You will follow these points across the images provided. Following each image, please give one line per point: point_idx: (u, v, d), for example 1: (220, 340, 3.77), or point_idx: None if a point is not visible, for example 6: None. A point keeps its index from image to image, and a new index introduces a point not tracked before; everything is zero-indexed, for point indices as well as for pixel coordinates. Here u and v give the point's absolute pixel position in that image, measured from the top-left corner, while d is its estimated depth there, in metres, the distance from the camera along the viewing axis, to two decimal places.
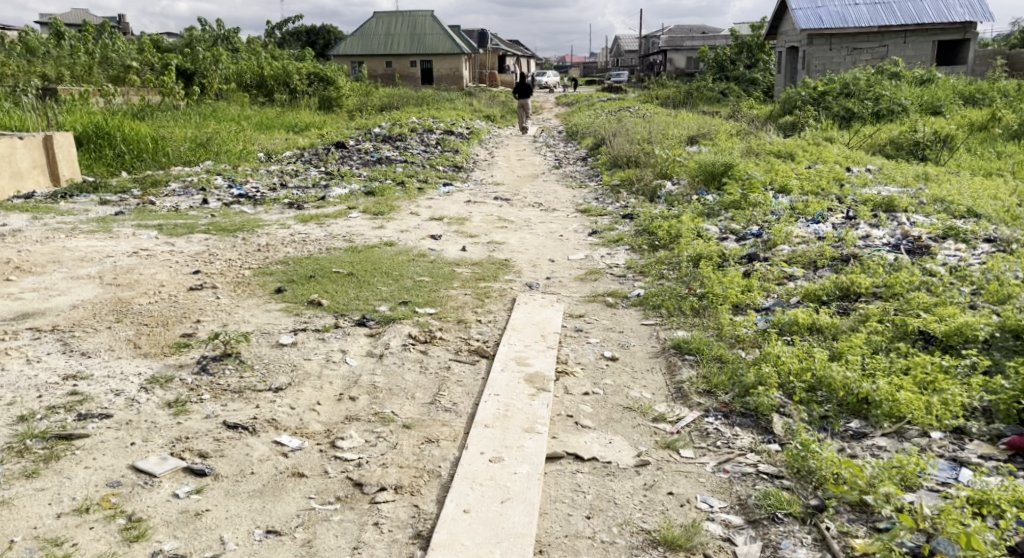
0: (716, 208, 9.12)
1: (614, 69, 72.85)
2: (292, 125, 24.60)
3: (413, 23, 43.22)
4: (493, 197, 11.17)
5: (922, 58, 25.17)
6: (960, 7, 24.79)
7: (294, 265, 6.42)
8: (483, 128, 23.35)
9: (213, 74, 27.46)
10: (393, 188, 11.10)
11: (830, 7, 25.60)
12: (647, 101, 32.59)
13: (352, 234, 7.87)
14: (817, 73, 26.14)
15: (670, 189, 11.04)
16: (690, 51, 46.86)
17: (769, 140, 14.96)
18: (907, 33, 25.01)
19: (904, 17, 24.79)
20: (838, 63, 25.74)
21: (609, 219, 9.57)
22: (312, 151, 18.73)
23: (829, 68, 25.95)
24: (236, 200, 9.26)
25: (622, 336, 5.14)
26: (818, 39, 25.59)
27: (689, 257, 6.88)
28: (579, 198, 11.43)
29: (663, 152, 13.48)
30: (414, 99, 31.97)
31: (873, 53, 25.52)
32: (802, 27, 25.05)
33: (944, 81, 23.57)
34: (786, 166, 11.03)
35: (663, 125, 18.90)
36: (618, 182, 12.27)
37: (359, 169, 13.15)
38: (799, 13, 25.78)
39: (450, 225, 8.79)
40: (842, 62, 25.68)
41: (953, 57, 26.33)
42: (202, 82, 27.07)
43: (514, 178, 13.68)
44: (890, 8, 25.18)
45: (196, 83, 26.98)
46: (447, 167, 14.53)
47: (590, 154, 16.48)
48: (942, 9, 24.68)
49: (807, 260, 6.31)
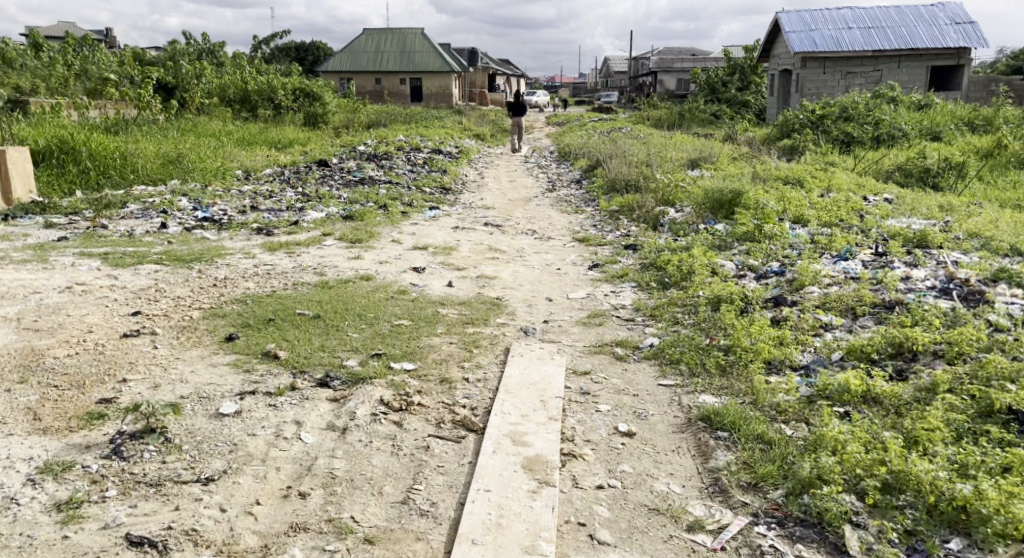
0: (728, 241, 8.31)
1: (604, 90, 72.52)
2: (274, 141, 23.77)
3: (402, 40, 42.58)
4: (482, 222, 10.37)
5: (916, 83, 24.72)
6: (955, 33, 24.43)
7: (252, 305, 5.55)
8: (472, 147, 22.59)
9: (194, 88, 26.62)
10: (375, 212, 10.29)
11: (823, 31, 25.05)
12: (639, 122, 31.95)
13: (324, 265, 7.04)
14: (810, 97, 25.32)
15: (673, 217, 10.25)
16: (680, 73, 46.38)
17: (771, 164, 14.22)
18: (901, 58, 24.59)
19: (897, 42, 24.36)
20: (832, 87, 25.11)
21: (610, 250, 8.77)
22: (293, 169, 17.91)
23: (823, 92, 25.17)
24: (199, 224, 8.44)
25: (637, 401, 4.31)
26: (811, 62, 24.92)
27: (705, 299, 6.06)
28: (575, 225, 10.63)
29: (663, 176, 12.70)
30: (403, 116, 31.23)
31: (867, 77, 24.98)
32: (797, 50, 24.43)
33: (943, 107, 23.05)
34: (797, 194, 10.29)
35: (660, 147, 18.21)
36: (616, 208, 11.47)
37: (339, 190, 12.32)
38: (792, 36, 25.12)
39: (434, 254, 7.98)
40: (835, 86, 25.06)
41: (945, 84, 25.92)
42: (184, 96, 26.24)
43: (505, 201, 12.88)
44: (884, 33, 24.75)
45: (177, 97, 26.16)
46: (434, 188, 13.71)
47: (584, 177, 15.72)
48: (935, 35, 24.34)
49: (843, 307, 5.49)
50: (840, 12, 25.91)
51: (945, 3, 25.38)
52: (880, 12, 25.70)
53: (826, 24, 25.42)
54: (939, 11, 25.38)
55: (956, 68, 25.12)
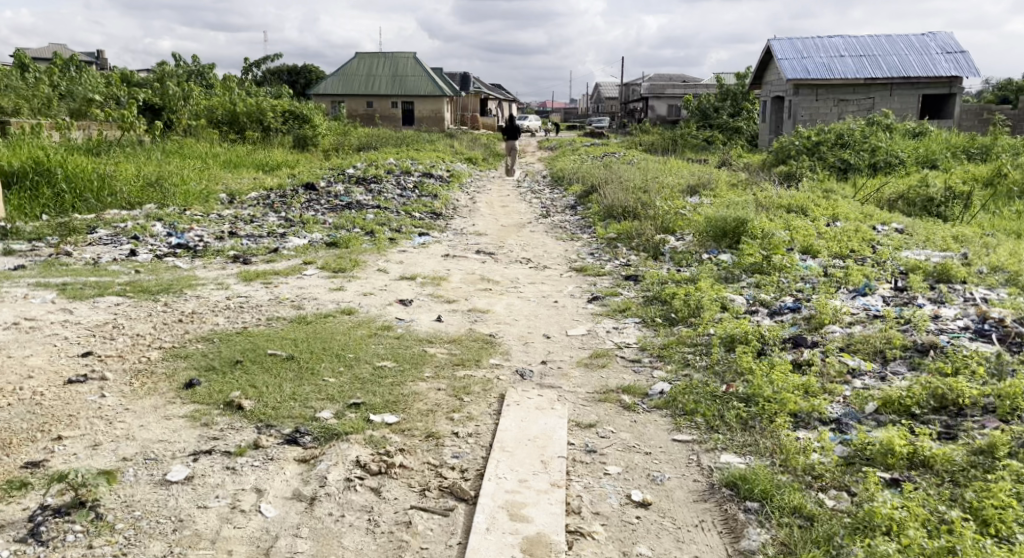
0: (735, 272, 7.85)
1: (594, 115, 72.50)
2: (262, 164, 23.26)
3: (395, 64, 42.34)
4: (473, 250, 9.89)
5: (908, 111, 24.54)
6: (946, 62, 24.35)
7: (220, 345, 5.02)
8: (464, 171, 22.15)
9: (182, 110, 26.14)
10: (362, 238, 9.80)
11: (815, 58, 24.86)
12: (632, 147, 31.65)
13: (302, 298, 6.50)
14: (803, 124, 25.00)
15: (674, 246, 9.79)
16: (672, 99, 46.26)
17: (771, 191, 13.80)
18: (894, 86, 24.40)
19: (889, 69, 24.22)
20: (825, 114, 24.83)
21: (609, 281, 8.28)
22: (278, 193, 17.40)
23: (816, 119, 24.89)
24: (171, 251, 7.93)
25: (649, 460, 3.81)
26: (804, 88, 24.63)
27: (718, 338, 5.59)
28: (571, 253, 10.14)
29: (660, 203, 12.26)
30: (394, 140, 30.80)
31: (859, 105, 24.75)
32: (790, 77, 24.16)
33: (938, 135, 22.83)
34: (802, 223, 9.85)
35: (656, 173, 17.80)
36: (614, 236, 11.00)
37: (324, 215, 11.82)
38: (784, 62, 24.85)
39: (422, 285, 7.47)
40: (828, 113, 24.79)
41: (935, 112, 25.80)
42: (171, 118, 25.78)
43: (497, 227, 12.41)
44: (876, 61, 24.59)
45: (164, 118, 25.69)
46: (424, 213, 13.21)
47: (579, 202, 15.27)
48: (927, 64, 24.24)
49: (872, 349, 5.01)
50: (831, 40, 25.78)
51: (935, 33, 25.36)
52: (871, 41, 25.62)
53: (818, 52, 25.25)
54: (930, 40, 25.34)
55: (947, 97, 25.00)
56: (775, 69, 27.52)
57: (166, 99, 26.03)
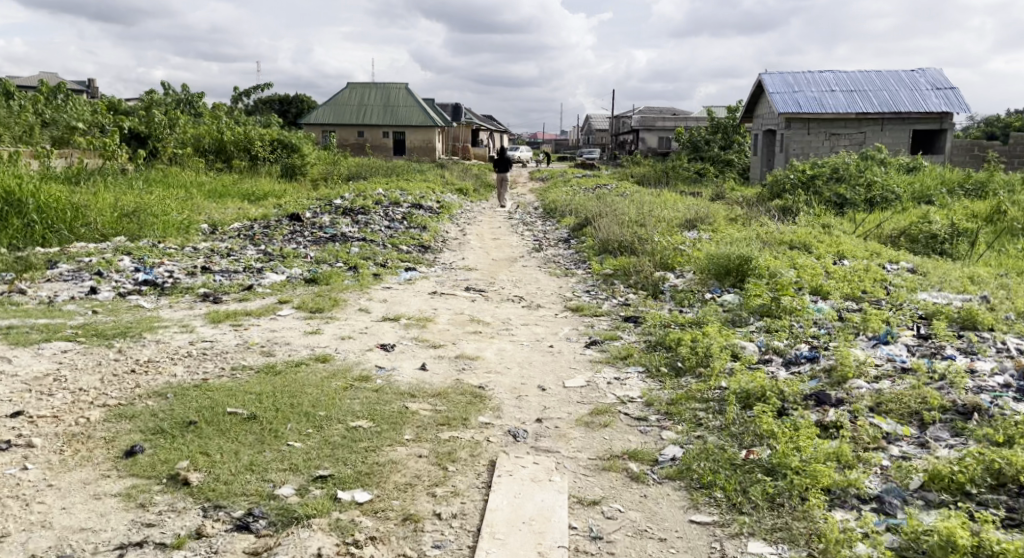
0: (742, 315, 7.33)
1: (585, 147, 72.36)
2: (248, 194, 22.71)
3: (387, 94, 42.07)
4: (462, 287, 9.35)
5: (900, 146, 24.30)
6: (936, 98, 24.24)
7: (173, 405, 4.39)
8: (454, 202, 21.67)
9: (168, 139, 25.62)
10: (345, 274, 9.25)
11: (806, 92, 24.64)
12: (624, 179, 31.27)
13: (271, 346, 5.88)
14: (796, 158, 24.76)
15: (675, 284, 9.28)
16: (663, 131, 46.07)
17: (769, 226, 13.33)
18: (884, 122, 24.19)
19: (880, 104, 24.02)
20: (817, 148, 24.55)
21: (608, 322, 7.74)
22: (262, 224, 16.86)
23: (808, 153, 24.62)
24: (136, 288, 7.37)
25: (664, 550, 3.44)
26: (795, 122, 24.35)
27: (731, 394, 5.05)
28: (565, 290, 9.63)
29: (657, 238, 11.79)
30: (384, 170, 30.31)
31: (850, 139, 24.50)
32: (781, 110, 23.89)
33: (931, 171, 22.55)
34: (807, 261, 9.36)
35: (652, 206, 17.31)
36: (610, 272, 10.50)
37: (307, 248, 11.28)
38: (775, 96, 24.64)
39: (406, 327, 6.92)
40: (820, 147, 24.51)
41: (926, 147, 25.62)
42: (157, 146, 25.27)
43: (488, 261, 11.88)
44: (866, 96, 24.41)
45: (150, 147, 25.18)
46: (412, 246, 12.68)
47: (573, 235, 14.75)
48: (917, 99, 24.09)
49: (908, 410, 4.50)
50: (822, 75, 25.62)
51: (925, 69, 25.26)
52: (861, 76, 25.48)
53: (809, 86, 25.05)
54: (920, 76, 25.23)
55: (938, 132, 24.82)
56: (766, 102, 27.32)
57: (152, 128, 25.51)
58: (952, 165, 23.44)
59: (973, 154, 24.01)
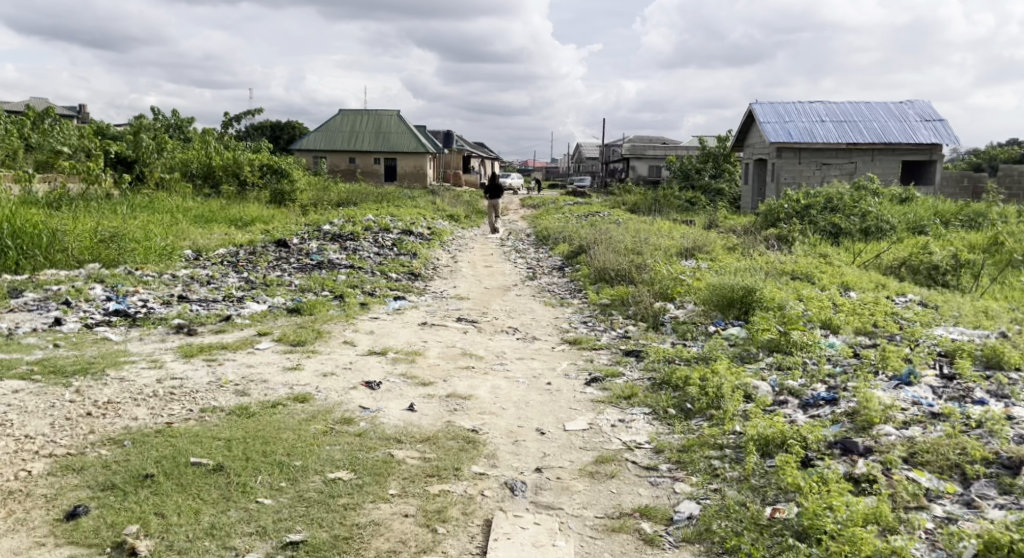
0: (750, 350, 6.91)
1: (575, 175, 72.32)
2: (235, 219, 22.24)
3: (378, 121, 41.84)
4: (454, 317, 8.90)
5: (889, 177, 24.17)
6: (925, 129, 24.23)
7: (129, 455, 3.93)
8: (445, 229, 21.28)
9: (154, 163, 25.16)
10: (330, 304, 8.79)
11: (797, 122, 24.49)
12: (616, 206, 30.98)
13: (244, 386, 5.35)
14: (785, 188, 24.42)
15: (675, 316, 8.86)
16: (654, 160, 45.93)
17: (767, 256, 12.97)
18: (875, 152, 24.03)
19: (871, 135, 23.89)
20: (808, 177, 24.33)
21: (608, 357, 7.29)
22: (248, 250, 16.41)
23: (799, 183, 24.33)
24: (105, 319, 6.89)
25: None
26: (787, 151, 24.13)
27: (748, 440, 4.63)
28: (561, 320, 9.19)
29: (654, 267, 11.40)
30: (374, 196, 29.89)
31: (841, 169, 24.27)
32: (773, 140, 23.69)
33: (925, 202, 22.34)
34: (812, 293, 8.95)
35: (647, 234, 16.92)
36: (607, 302, 10.09)
37: (291, 276, 10.83)
38: (767, 125, 24.45)
39: (393, 361, 6.46)
40: (811, 176, 24.29)
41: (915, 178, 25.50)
42: (143, 171, 24.83)
43: (480, 290, 11.43)
44: (857, 126, 24.28)
45: (135, 172, 24.74)
46: (402, 274, 12.24)
47: (567, 264, 14.33)
48: (907, 131, 24.06)
49: (948, 463, 4.12)
50: (812, 105, 25.50)
51: (914, 101, 25.21)
52: (852, 106, 25.37)
53: (799, 116, 24.91)
54: (909, 108, 25.18)
55: (927, 163, 24.72)
56: (757, 131, 27.15)
57: (139, 151, 25.06)
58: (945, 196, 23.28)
59: (964, 185, 23.89)
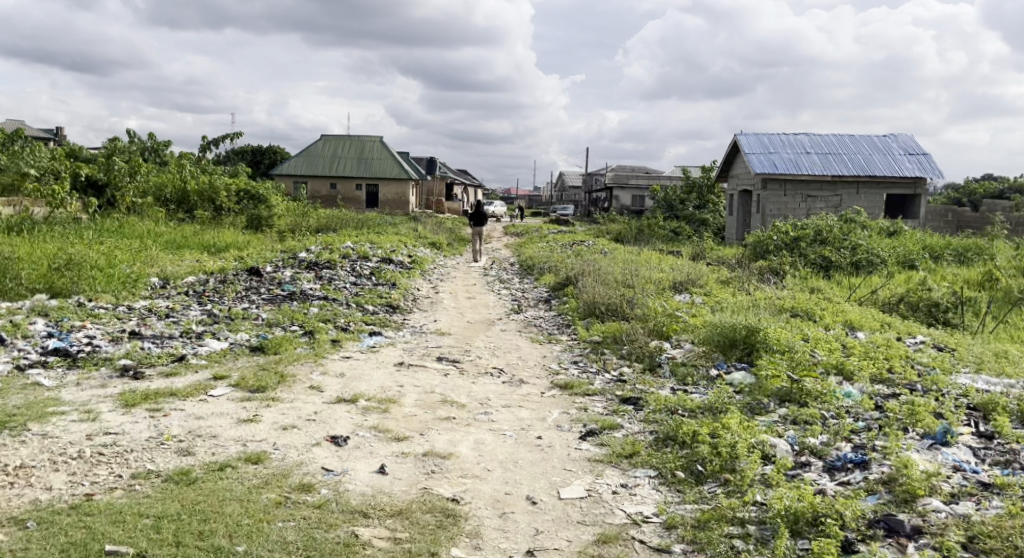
0: (759, 399, 6.25)
1: (557, 204, 71.95)
2: (208, 245, 21.49)
3: (361, 147, 41.30)
4: (434, 355, 8.20)
5: (873, 211, 23.84)
6: (909, 163, 23.99)
7: (30, 542, 3.47)
8: (427, 257, 20.61)
9: (127, 187, 24.36)
10: (299, 341, 8.08)
11: (781, 154, 24.14)
12: (600, 236, 30.45)
13: (187, 444, 4.62)
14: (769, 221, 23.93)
15: (672, 357, 8.23)
16: (637, 190, 45.58)
17: (762, 291, 12.37)
18: (860, 185, 23.71)
19: (854, 168, 23.57)
20: (793, 210, 23.91)
21: (603, 404, 6.62)
22: (219, 279, 15.72)
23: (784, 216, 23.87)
24: (40, 359, 6.18)
25: None
26: (772, 182, 23.71)
27: (775, 515, 4.01)
28: (550, 360, 8.51)
29: (646, 302, 10.79)
30: (354, 222, 29.20)
31: (826, 202, 23.89)
32: (757, 171, 23.29)
33: (913, 235, 21.97)
34: (816, 333, 8.35)
35: (635, 265, 16.32)
36: (599, 340, 9.45)
37: (259, 308, 10.12)
38: (753, 157, 24.10)
39: (365, 411, 5.76)
40: (796, 209, 23.89)
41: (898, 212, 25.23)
42: (115, 195, 24.03)
43: (461, 324, 10.74)
44: (841, 159, 23.98)
45: (107, 196, 23.91)
46: (379, 306, 11.54)
47: (554, 296, 13.68)
48: (891, 164, 23.80)
49: (1016, 551, 3.62)
50: (795, 137, 25.24)
51: (897, 134, 25.03)
52: (835, 140, 25.12)
53: (785, 148, 24.58)
54: (892, 141, 24.99)
55: (910, 197, 24.48)
56: (742, 162, 26.81)
57: (111, 174, 24.27)
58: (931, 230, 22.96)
59: (948, 219, 23.62)
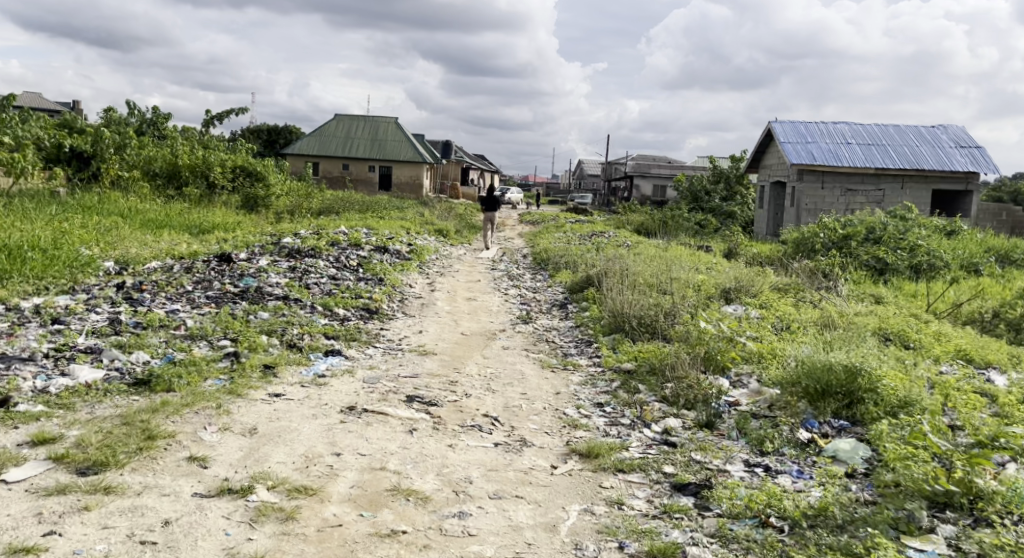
0: (900, 501, 3.88)
1: (574, 193, 69.28)
2: (192, 225, 19.20)
3: (374, 127, 39.02)
4: (401, 391, 5.86)
5: (921, 206, 21.25)
6: (965, 156, 21.42)
7: None
8: (429, 247, 18.26)
9: (114, 159, 22.00)
10: (216, 368, 5.75)
11: (820, 143, 21.62)
12: (619, 227, 28.03)
13: None
14: (806, 216, 21.38)
15: (737, 408, 5.87)
16: (659, 179, 42.89)
17: (826, 302, 9.92)
18: (907, 179, 21.13)
19: (901, 160, 20.97)
20: (831, 205, 21.34)
21: (646, 492, 4.31)
22: (185, 265, 13.57)
23: (821, 211, 21.30)
24: None
25: None
26: (809, 174, 21.18)
27: None
28: (565, 402, 6.17)
29: (688, 320, 8.41)
30: (358, 205, 26.85)
31: (868, 197, 21.32)
32: (793, 161, 20.78)
33: (974, 236, 19.41)
34: (933, 374, 5.95)
35: (664, 263, 13.89)
36: (632, 370, 7.13)
37: (191, 313, 7.81)
38: (790, 145, 21.56)
39: (256, 517, 3.51)
40: (835, 204, 21.31)
41: (947, 209, 22.64)
42: (99, 167, 21.75)
43: (452, 337, 8.44)
44: (890, 150, 21.43)
45: (91, 168, 21.65)
46: (353, 310, 9.23)
47: (571, 300, 11.29)
48: (946, 157, 21.24)
49: None
50: (835, 126, 22.70)
51: (947, 125, 22.48)
52: (881, 129, 22.56)
53: (825, 136, 22.06)
54: (941, 133, 22.43)
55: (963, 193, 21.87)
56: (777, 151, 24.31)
57: (97, 147, 21.95)
58: (990, 231, 20.39)
59: (1005, 219, 21.09)
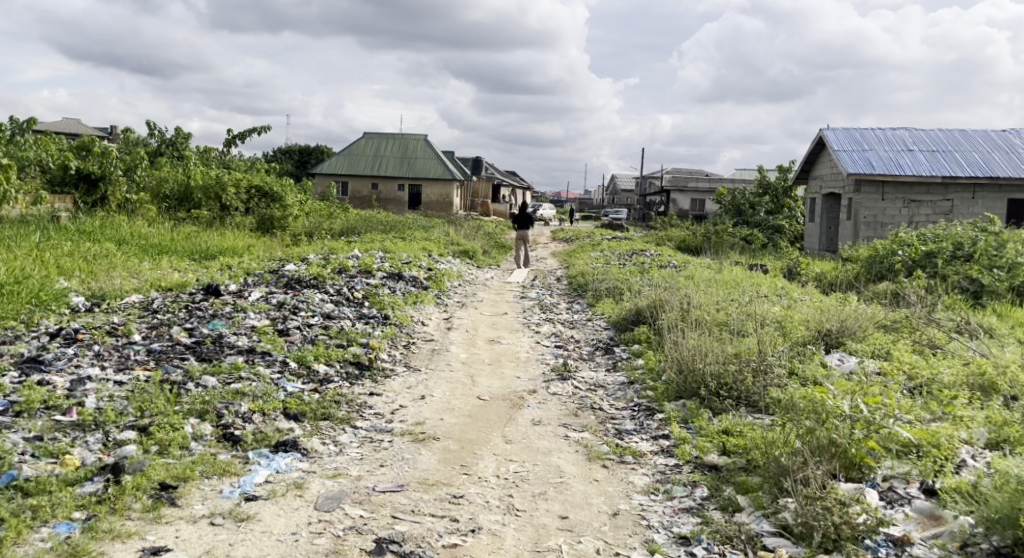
0: None
1: (609, 209, 66.94)
2: (195, 248, 17.11)
3: (404, 146, 37.17)
4: (370, 532, 3.72)
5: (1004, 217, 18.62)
6: None
7: None
8: (451, 271, 16.11)
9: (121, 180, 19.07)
10: (71, 496, 3.70)
11: (878, 151, 19.07)
12: (658, 243, 25.69)
13: None
14: (863, 233, 18.54)
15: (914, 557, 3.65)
16: (697, 192, 40.41)
17: (957, 346, 7.56)
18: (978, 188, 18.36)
19: (972, 167, 18.34)
20: (892, 218, 18.58)
21: None
22: (168, 299, 11.54)
23: (880, 225, 18.46)
24: None
25: None
26: (867, 184, 18.51)
27: None
28: (630, 541, 3.96)
29: (788, 381, 6.12)
30: (384, 225, 24.76)
31: (933, 208, 18.52)
32: (849, 171, 18.18)
33: None
34: None
35: (722, 291, 11.58)
36: (721, 467, 4.86)
37: (107, 383, 5.66)
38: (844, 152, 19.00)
39: None
40: (895, 217, 18.57)
41: None
42: (108, 190, 18.90)
43: (465, 406, 6.22)
44: (969, 155, 18.86)
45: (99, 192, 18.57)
46: (338, 366, 7.06)
47: (619, 342, 9.01)
48: None
49: None
50: (895, 133, 20.20)
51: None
52: (955, 134, 20.03)
53: (887, 143, 19.55)
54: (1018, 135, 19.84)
55: None
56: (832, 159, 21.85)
57: (105, 166, 18.92)
58: None
59: None
